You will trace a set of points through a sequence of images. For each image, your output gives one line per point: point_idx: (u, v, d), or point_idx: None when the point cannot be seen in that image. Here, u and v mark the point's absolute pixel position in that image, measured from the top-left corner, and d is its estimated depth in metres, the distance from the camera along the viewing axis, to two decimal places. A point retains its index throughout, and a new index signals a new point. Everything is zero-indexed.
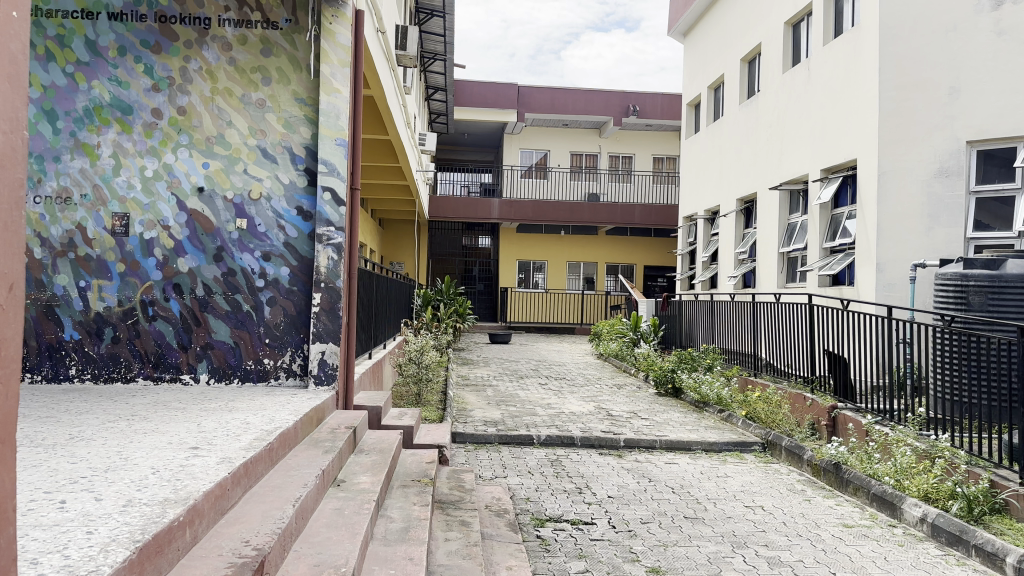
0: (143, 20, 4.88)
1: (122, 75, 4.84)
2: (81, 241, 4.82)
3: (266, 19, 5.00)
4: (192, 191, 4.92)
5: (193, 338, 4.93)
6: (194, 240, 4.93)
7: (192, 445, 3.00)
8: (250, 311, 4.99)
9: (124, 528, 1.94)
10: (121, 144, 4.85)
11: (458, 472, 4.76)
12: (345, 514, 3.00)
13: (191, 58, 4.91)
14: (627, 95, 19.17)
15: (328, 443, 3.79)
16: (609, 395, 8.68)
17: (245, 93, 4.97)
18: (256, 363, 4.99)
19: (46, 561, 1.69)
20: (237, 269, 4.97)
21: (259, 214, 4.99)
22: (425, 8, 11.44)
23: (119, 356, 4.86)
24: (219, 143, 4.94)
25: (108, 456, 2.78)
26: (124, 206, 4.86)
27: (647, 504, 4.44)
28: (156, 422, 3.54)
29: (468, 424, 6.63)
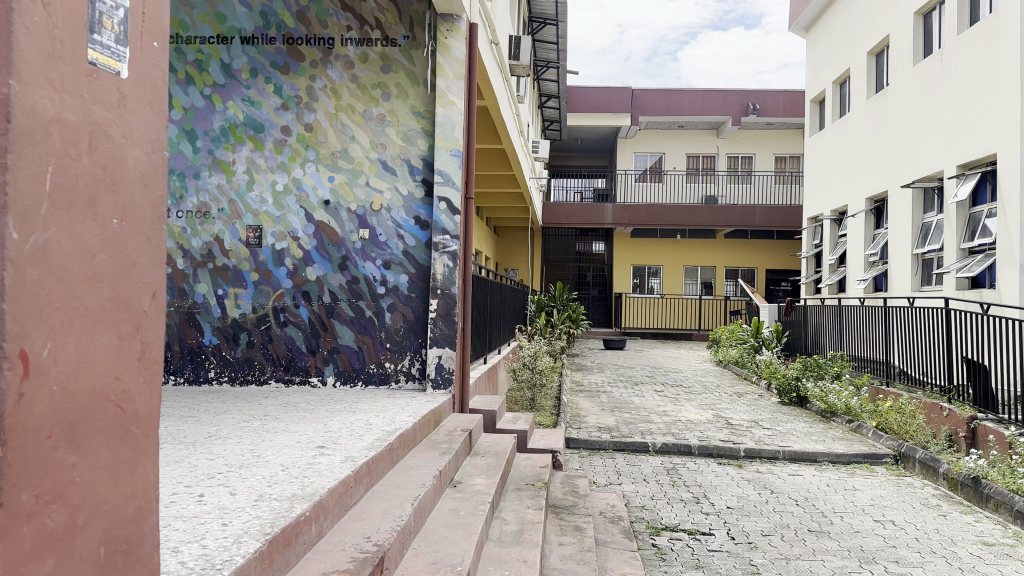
0: (273, 42, 5.19)
1: (254, 96, 5.19)
2: (219, 252, 5.19)
3: (385, 36, 5.18)
4: (318, 203, 5.18)
5: (321, 343, 5.19)
6: (321, 250, 5.19)
7: (318, 444, 3.16)
8: (371, 317, 5.19)
9: (256, 521, 2.07)
10: (254, 161, 5.18)
11: (572, 477, 4.77)
12: (460, 515, 3.07)
13: (316, 77, 5.18)
14: (745, 94, 18.63)
15: (445, 444, 3.92)
16: (728, 404, 8.43)
17: (367, 108, 5.18)
18: (377, 366, 5.19)
19: (184, 550, 1.83)
20: (361, 277, 5.19)
21: (379, 224, 5.18)
22: (538, 17, 11.59)
23: (253, 359, 5.19)
24: (343, 157, 5.17)
25: (242, 454, 2.96)
26: (257, 219, 5.18)
27: (768, 516, 4.28)
28: (285, 422, 3.75)
29: (582, 429, 6.65)
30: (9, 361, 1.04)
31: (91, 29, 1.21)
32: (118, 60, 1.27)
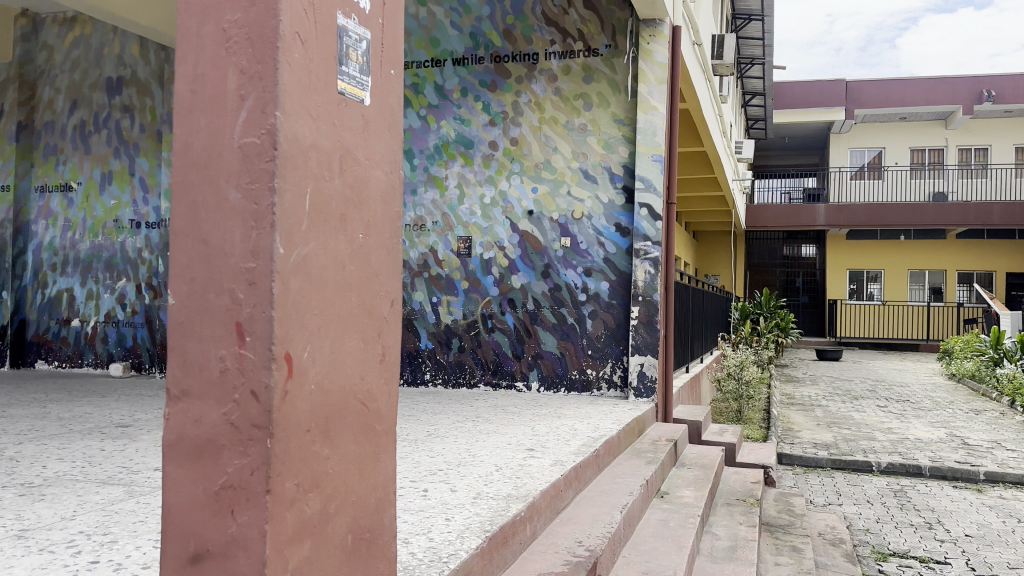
0: (482, 62, 5.45)
1: (465, 114, 5.47)
2: (433, 262, 5.51)
3: (588, 47, 5.24)
4: (523, 214, 5.34)
5: (525, 348, 5.35)
6: (525, 259, 5.34)
7: (528, 447, 3.25)
8: (573, 324, 5.26)
9: (476, 518, 2.17)
10: (464, 175, 5.46)
11: (786, 494, 4.53)
12: (670, 526, 3.01)
13: (521, 92, 5.36)
14: (980, 79, 16.77)
15: (651, 453, 3.87)
16: (963, 422, 7.59)
17: (569, 119, 5.27)
18: (580, 372, 5.24)
19: (415, 541, 1.95)
20: (563, 284, 5.27)
21: (581, 232, 5.23)
22: (742, 13, 11.16)
23: (464, 363, 5.46)
24: (546, 168, 5.29)
25: (459, 453, 3.12)
26: (467, 231, 5.45)
27: (1017, 548, 3.79)
28: (497, 425, 3.89)
29: (795, 444, 6.28)
30: (276, 363, 1.17)
31: (341, 61, 1.32)
32: (362, 89, 1.39)
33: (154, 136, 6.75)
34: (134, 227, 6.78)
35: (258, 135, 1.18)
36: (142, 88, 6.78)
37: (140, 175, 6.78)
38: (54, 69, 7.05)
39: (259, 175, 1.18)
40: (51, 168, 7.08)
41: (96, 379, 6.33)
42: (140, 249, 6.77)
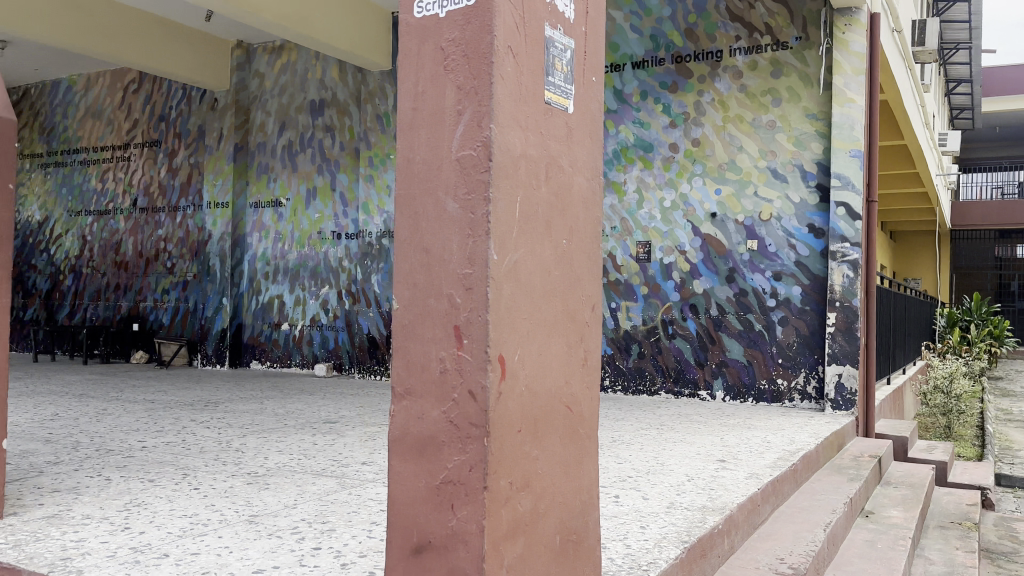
0: (662, 63, 5.37)
1: (644, 117, 5.42)
2: (612, 267, 5.50)
3: (776, 41, 5.01)
4: (706, 216, 5.20)
5: (709, 356, 5.20)
6: (708, 263, 5.19)
7: (719, 458, 3.16)
8: (762, 331, 5.04)
9: (672, 527, 2.13)
10: (644, 179, 5.41)
11: (1008, 520, 4.06)
12: (877, 548, 2.81)
13: (704, 91, 5.22)
14: None
15: (853, 470, 3.61)
16: None
17: (756, 117, 5.06)
18: (769, 382, 5.02)
19: (612, 547, 1.95)
20: (749, 289, 5.07)
21: (769, 235, 5.00)
22: None
23: (644, 369, 5.42)
24: (730, 168, 5.12)
25: (646, 461, 3.08)
26: (647, 235, 5.39)
27: None
28: (683, 434, 3.81)
29: (1018, 466, 5.62)
30: (492, 364, 1.21)
31: (547, 72, 1.36)
32: (566, 97, 1.42)
33: (352, 153, 7.28)
34: (335, 238, 7.34)
35: (474, 147, 1.23)
36: (341, 109, 7.36)
37: (340, 189, 7.34)
38: (266, 95, 7.82)
39: (475, 186, 1.23)
40: (263, 185, 7.82)
41: (303, 378, 7.00)
42: (341, 258, 7.30)
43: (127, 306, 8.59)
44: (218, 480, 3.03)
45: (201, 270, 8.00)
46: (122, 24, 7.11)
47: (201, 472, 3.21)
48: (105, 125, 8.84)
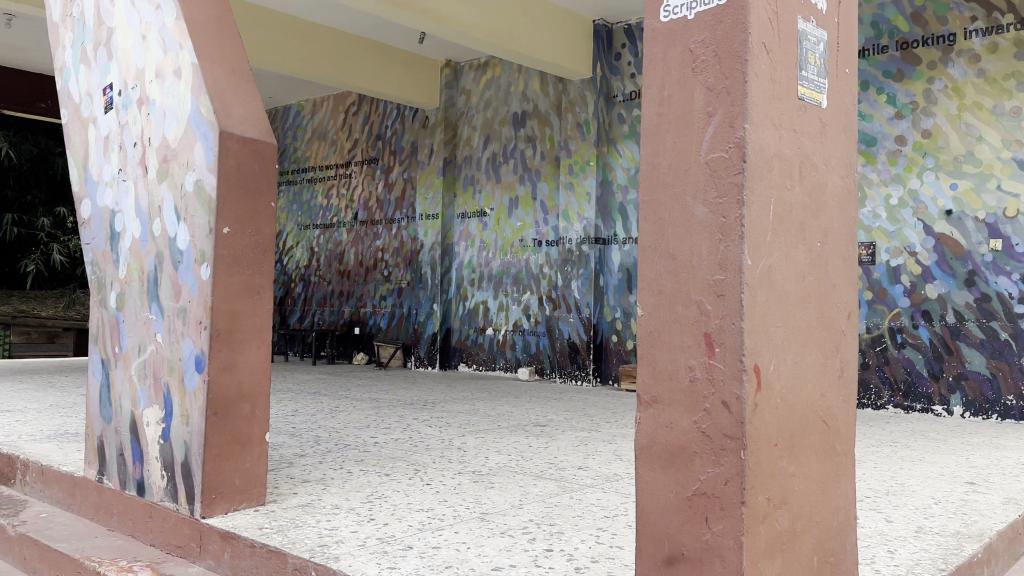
0: (886, 51, 5.16)
1: (867, 110, 5.21)
2: None
3: (1019, 20, 4.67)
4: (939, 214, 4.90)
5: (945, 368, 4.90)
6: (943, 264, 4.89)
7: (967, 480, 2.84)
8: (1007, 340, 4.69)
9: (924, 554, 1.94)
10: (867, 175, 5.19)
11: None
12: None
13: (935, 78, 4.95)
14: None
15: None
16: None
17: (997, 104, 4.73)
18: (1016, 397, 4.66)
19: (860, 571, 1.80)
20: (992, 294, 4.72)
21: (1016, 232, 4.64)
22: None
23: (869, 382, 5.19)
24: (968, 161, 4.80)
25: (883, 480, 2.83)
26: (871, 235, 5.17)
27: None
28: (921, 452, 3.46)
29: None
30: (747, 375, 1.18)
31: (800, 66, 1.31)
32: (819, 92, 1.36)
33: (553, 162, 7.41)
34: (537, 245, 7.51)
35: (726, 149, 1.21)
36: (543, 119, 7.52)
37: (541, 198, 7.51)
38: (472, 111, 8.18)
39: (727, 189, 1.20)
40: (469, 196, 8.18)
41: (507, 381, 7.23)
42: (542, 265, 7.46)
43: (349, 312, 9.34)
44: (446, 476, 3.20)
45: (414, 277, 8.52)
46: (344, 44, 7.81)
47: (430, 469, 3.41)
48: (329, 146, 9.68)
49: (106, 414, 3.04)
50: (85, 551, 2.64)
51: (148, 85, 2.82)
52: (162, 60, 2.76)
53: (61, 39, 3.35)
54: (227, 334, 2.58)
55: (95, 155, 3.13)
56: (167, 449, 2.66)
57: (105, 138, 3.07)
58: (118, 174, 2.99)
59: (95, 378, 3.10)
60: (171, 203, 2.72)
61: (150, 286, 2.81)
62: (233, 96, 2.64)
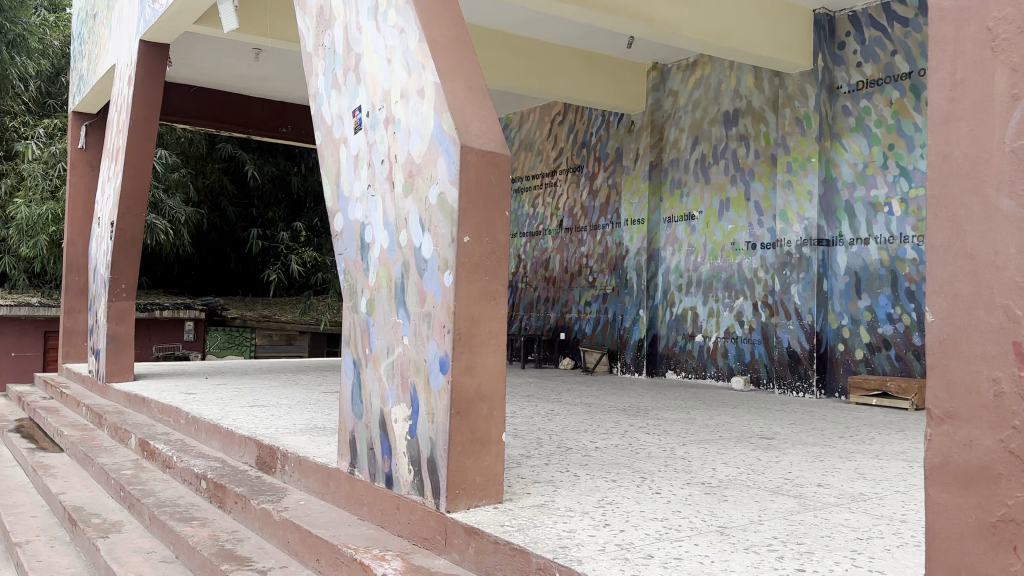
0: None
1: None
2: None
3: None
4: None
5: None
6: None
7: None
8: None
9: None
10: None
11: None
12: None
13: None
14: None
15: None
16: None
17: None
18: None
19: None
20: None
21: None
22: None
23: None
24: None
25: None
26: None
27: None
28: None
29: None
30: None
31: None
32: None
33: (768, 160, 7.05)
34: (751, 248, 7.17)
35: None
36: (757, 117, 7.19)
37: (756, 199, 7.17)
38: (680, 112, 8.00)
39: None
40: (677, 200, 7.99)
41: (719, 390, 6.94)
42: (757, 268, 7.11)
43: (555, 317, 9.51)
44: (676, 486, 3.13)
45: (620, 283, 8.48)
46: (552, 56, 7.99)
47: (658, 478, 3.35)
48: (536, 156, 9.93)
49: (358, 412, 3.32)
50: (342, 537, 2.89)
51: (394, 105, 3.05)
52: (407, 81, 2.96)
53: (315, 69, 3.72)
54: (469, 338, 2.72)
55: (346, 173, 3.44)
56: (414, 445, 2.85)
57: (355, 157, 3.36)
58: (367, 190, 3.25)
59: (349, 377, 3.39)
60: (416, 215, 2.91)
61: (398, 293, 3.03)
62: (472, 113, 2.79)
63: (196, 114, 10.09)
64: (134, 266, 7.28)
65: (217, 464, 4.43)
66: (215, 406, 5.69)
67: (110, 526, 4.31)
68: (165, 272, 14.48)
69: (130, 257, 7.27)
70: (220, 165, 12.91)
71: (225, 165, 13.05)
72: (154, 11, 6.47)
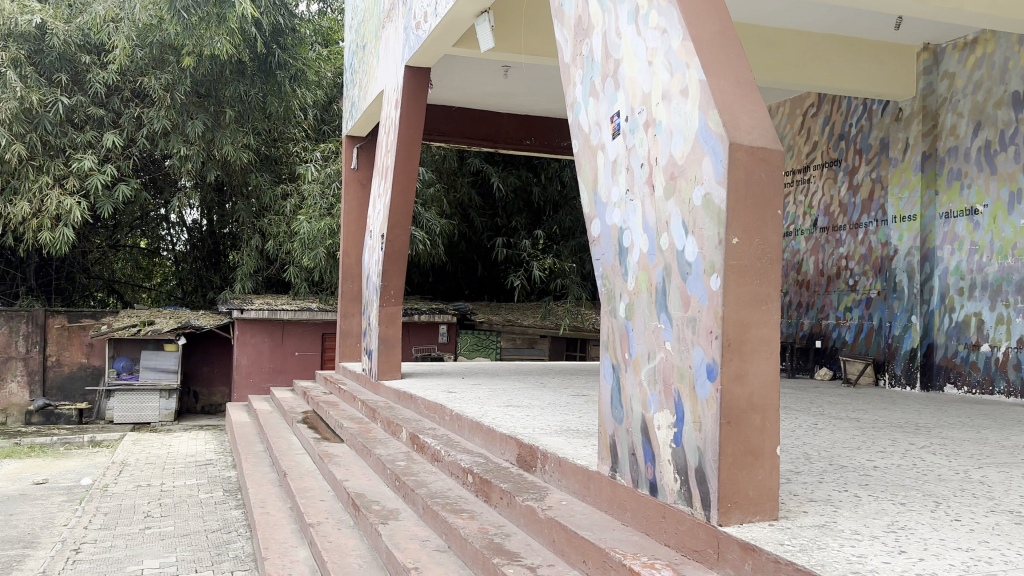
0: None
1: None
2: None
3: None
4: None
5: None
6: None
7: None
8: None
9: None
10: None
11: None
12: None
13: None
14: None
15: None
16: None
17: None
18: None
19: None
20: None
21: None
22: None
23: None
24: None
25: None
26: None
27: None
28: None
29: None
30: None
31: None
32: None
33: None
34: None
35: None
36: None
37: None
38: (958, 96, 7.07)
39: None
40: (955, 193, 7.05)
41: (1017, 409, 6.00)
42: None
43: (809, 324, 8.86)
44: (978, 513, 2.76)
45: (886, 286, 7.71)
46: (807, 47, 7.52)
47: (953, 502, 2.97)
48: (787, 152, 9.32)
49: (618, 416, 3.31)
50: (609, 541, 2.91)
51: (655, 107, 3.00)
52: (669, 82, 2.90)
53: (572, 77, 3.79)
54: (739, 345, 2.60)
55: (604, 179, 3.46)
56: (679, 453, 2.79)
57: (612, 162, 3.37)
58: (626, 194, 3.24)
59: (608, 381, 3.40)
60: (679, 218, 2.84)
61: (659, 298, 2.98)
62: (740, 108, 2.67)
63: (448, 133, 10.75)
64: (400, 273, 8.00)
65: (481, 460, 4.67)
66: (475, 405, 6.02)
67: (388, 513, 4.72)
68: (422, 279, 15.85)
69: (397, 265, 7.99)
70: (469, 179, 13.63)
71: (473, 179, 13.76)
72: (418, 38, 7.02)
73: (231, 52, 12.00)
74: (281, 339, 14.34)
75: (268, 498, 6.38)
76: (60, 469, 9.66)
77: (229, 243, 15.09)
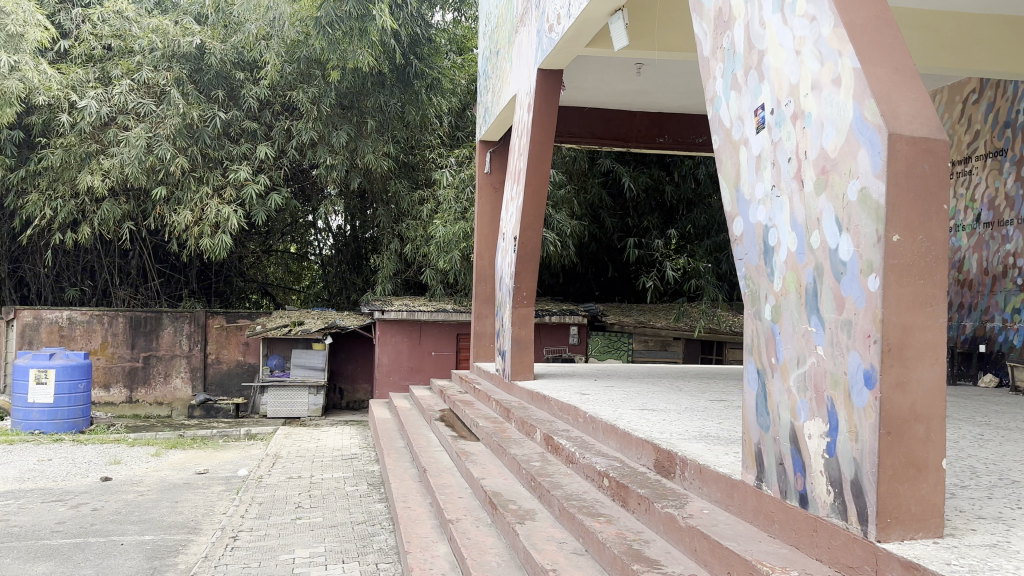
0: None
1: None
2: None
3: None
4: None
5: None
6: None
7: None
8: None
9: None
10: None
11: None
12: None
13: None
14: None
15: None
16: None
17: None
18: None
19: None
20: None
21: None
22: None
23: None
24: None
25: None
26: None
27: None
28: None
29: None
30: None
31: None
32: None
33: None
34: None
35: None
36: None
37: None
38: None
39: None
40: None
41: None
42: None
43: (972, 326, 8.13)
44: None
45: None
46: (971, 27, 6.84)
47: None
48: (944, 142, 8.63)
49: (764, 423, 3.17)
50: (755, 554, 2.79)
51: (803, 99, 2.85)
52: (819, 71, 2.74)
53: (712, 72, 3.67)
54: (900, 351, 2.42)
55: (747, 175, 3.32)
56: (833, 464, 2.63)
57: (757, 158, 3.23)
58: (772, 191, 3.10)
59: (753, 387, 3.27)
60: (832, 214, 2.68)
61: (810, 299, 2.83)
62: (899, 96, 2.48)
63: (579, 134, 10.73)
64: (533, 275, 8.06)
65: (617, 464, 4.61)
66: (609, 408, 5.96)
67: (525, 513, 4.75)
68: (554, 281, 15.97)
69: (530, 267, 8.06)
70: (599, 180, 13.55)
71: (604, 179, 13.65)
72: (551, 40, 7.03)
73: (371, 63, 12.53)
74: (419, 339, 14.83)
75: (409, 493, 6.61)
76: (221, 459, 10.43)
77: (369, 247, 15.75)
